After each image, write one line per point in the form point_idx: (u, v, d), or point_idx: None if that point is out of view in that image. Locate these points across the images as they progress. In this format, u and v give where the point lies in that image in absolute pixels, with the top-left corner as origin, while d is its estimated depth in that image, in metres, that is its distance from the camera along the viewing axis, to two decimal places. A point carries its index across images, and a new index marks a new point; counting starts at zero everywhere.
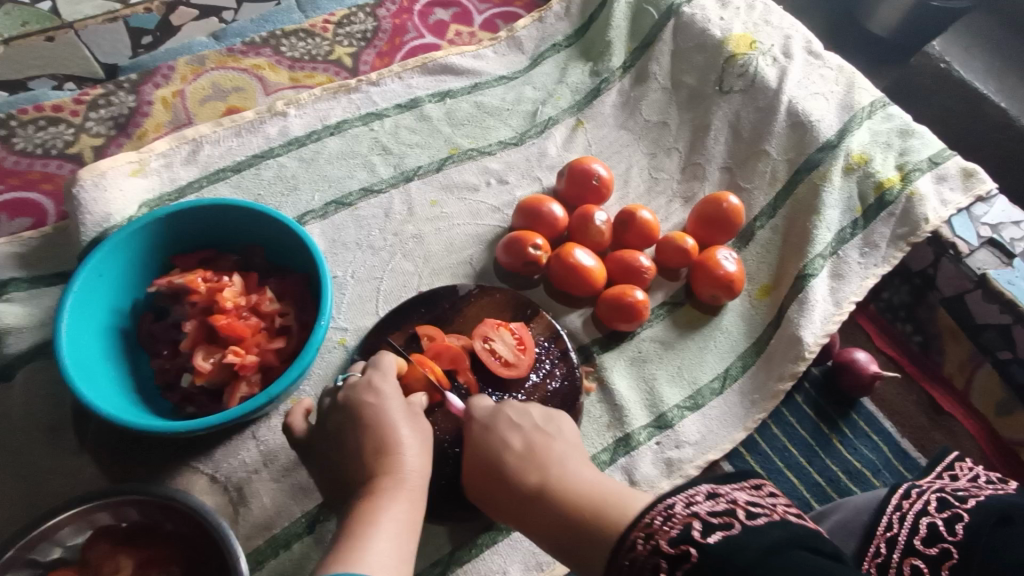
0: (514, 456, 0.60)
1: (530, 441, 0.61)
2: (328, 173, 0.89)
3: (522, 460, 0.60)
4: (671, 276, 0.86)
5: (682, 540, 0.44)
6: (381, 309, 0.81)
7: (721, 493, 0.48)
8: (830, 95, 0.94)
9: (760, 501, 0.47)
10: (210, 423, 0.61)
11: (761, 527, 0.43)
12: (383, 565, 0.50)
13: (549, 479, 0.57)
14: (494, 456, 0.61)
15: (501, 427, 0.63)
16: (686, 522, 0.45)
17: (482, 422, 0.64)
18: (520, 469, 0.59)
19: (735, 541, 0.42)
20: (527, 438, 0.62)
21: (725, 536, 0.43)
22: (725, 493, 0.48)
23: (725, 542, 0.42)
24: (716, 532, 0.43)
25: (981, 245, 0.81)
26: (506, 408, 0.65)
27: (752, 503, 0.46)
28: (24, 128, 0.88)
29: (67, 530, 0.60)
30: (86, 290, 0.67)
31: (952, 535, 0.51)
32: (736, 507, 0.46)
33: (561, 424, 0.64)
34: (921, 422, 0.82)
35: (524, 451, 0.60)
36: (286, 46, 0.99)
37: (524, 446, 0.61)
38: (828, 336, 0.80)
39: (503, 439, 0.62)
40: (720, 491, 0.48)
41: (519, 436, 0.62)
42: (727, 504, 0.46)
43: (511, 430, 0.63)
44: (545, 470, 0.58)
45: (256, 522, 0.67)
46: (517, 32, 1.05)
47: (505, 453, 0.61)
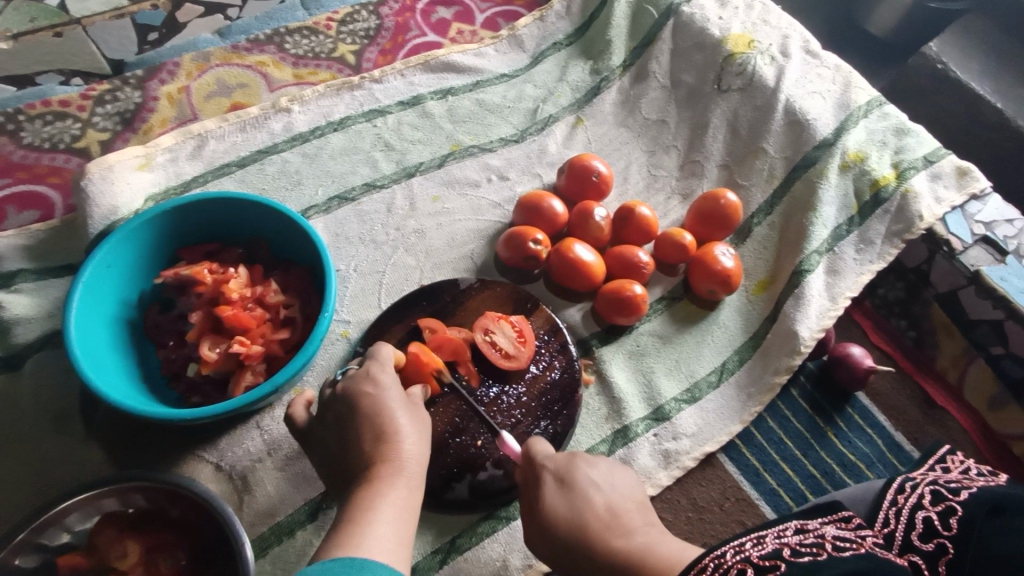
0: (597, 518, 0.56)
1: (611, 503, 0.57)
2: (332, 168, 0.90)
3: (605, 523, 0.55)
4: (669, 271, 0.87)
5: (770, 557, 0.47)
6: (383, 302, 0.82)
7: (809, 528, 0.50)
8: (827, 94, 0.95)
9: (847, 535, 0.49)
10: (215, 412, 0.62)
11: (849, 555, 0.45)
12: (383, 549, 0.51)
13: (636, 546, 0.53)
14: (573, 518, 0.56)
15: (581, 484, 0.58)
16: (776, 547, 0.48)
17: (560, 475, 0.59)
18: (602, 533, 0.55)
19: (825, 562, 0.45)
20: (609, 501, 0.57)
21: (813, 559, 0.45)
22: (813, 529, 0.50)
23: (813, 562, 0.45)
24: (804, 555, 0.46)
25: (974, 242, 0.83)
26: (581, 460, 0.60)
27: (840, 537, 0.49)
28: (31, 123, 0.90)
29: (75, 516, 0.61)
30: (94, 280, 0.68)
31: (946, 529, 0.52)
32: (823, 541, 0.48)
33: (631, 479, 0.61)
34: (915, 416, 0.83)
35: (606, 515, 0.56)
36: (290, 43, 1.01)
37: (605, 509, 0.56)
38: (823, 330, 0.81)
39: (585, 497, 0.57)
40: (809, 526, 0.50)
41: (600, 496, 0.57)
42: (814, 538, 0.49)
43: (592, 487, 0.58)
44: (630, 535, 0.54)
45: (260, 509, 0.68)
46: (518, 31, 1.06)
47: (586, 514, 0.56)
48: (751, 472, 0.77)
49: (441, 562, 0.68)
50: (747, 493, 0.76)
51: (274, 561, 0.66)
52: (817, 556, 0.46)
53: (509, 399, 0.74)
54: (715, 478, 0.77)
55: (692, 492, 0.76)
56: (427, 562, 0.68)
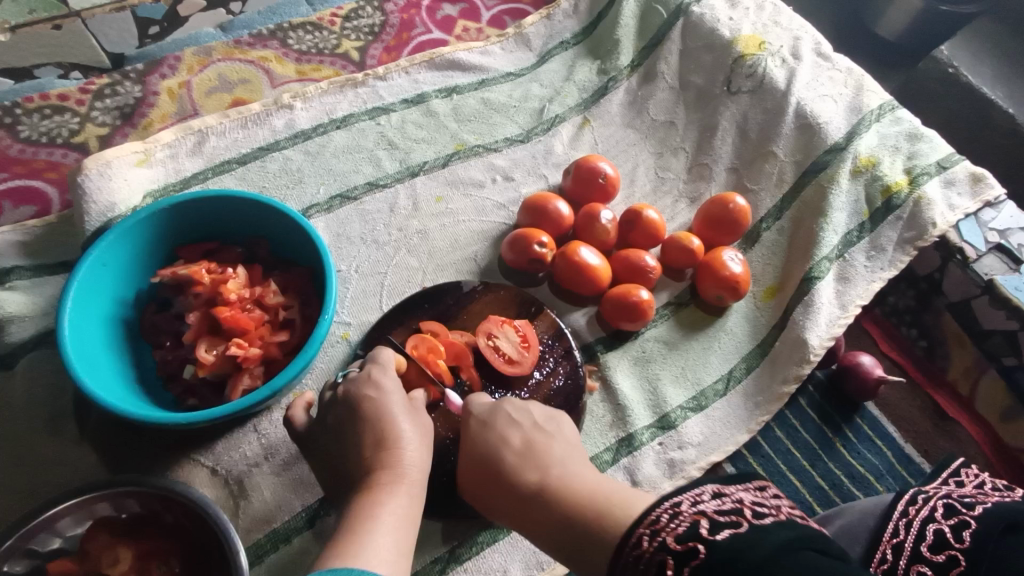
0: (514, 454, 0.59)
1: (530, 440, 0.60)
2: (334, 167, 0.89)
3: (522, 457, 0.58)
4: (675, 276, 0.85)
5: (689, 537, 0.43)
6: (385, 304, 0.81)
7: (725, 492, 0.47)
8: (839, 97, 0.93)
9: (763, 500, 0.46)
10: (211, 416, 0.60)
11: (773, 525, 0.42)
12: (382, 561, 0.49)
13: (549, 478, 0.55)
14: (493, 453, 0.60)
15: (501, 424, 0.62)
16: (693, 520, 0.44)
17: (481, 418, 0.63)
18: (518, 468, 0.57)
19: (746, 539, 0.41)
20: (527, 437, 0.60)
21: (733, 534, 0.42)
22: (730, 492, 0.47)
23: (735, 539, 0.42)
24: (723, 528, 0.43)
25: (989, 250, 0.81)
26: (504, 405, 0.64)
27: (758, 502, 0.45)
28: (29, 117, 0.88)
29: (66, 520, 0.60)
30: (90, 279, 0.66)
31: (958, 542, 0.51)
32: (741, 508, 0.45)
33: (562, 424, 0.63)
34: (924, 427, 0.81)
35: (523, 450, 0.59)
36: (293, 39, 0.99)
37: (522, 445, 0.59)
38: (833, 339, 0.80)
39: (502, 436, 0.61)
40: (726, 491, 0.47)
41: (518, 434, 0.61)
42: (731, 504, 0.45)
43: (510, 427, 0.61)
44: (544, 470, 0.56)
45: (256, 515, 0.67)
46: (525, 29, 1.04)
47: (505, 451, 0.59)
48: None
49: (441, 571, 0.67)
50: None
51: (270, 569, 0.64)
52: (739, 529, 0.42)
53: None
54: None
55: None
56: (425, 572, 0.67)
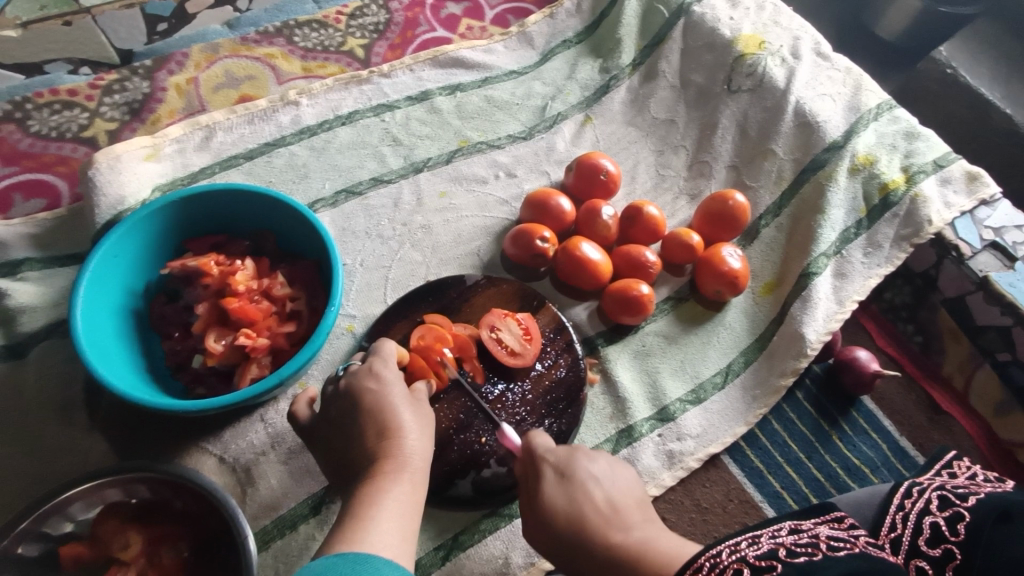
0: (595, 512, 0.55)
1: (611, 498, 0.56)
2: (339, 162, 0.90)
3: (604, 517, 0.55)
4: (675, 271, 0.87)
5: (766, 557, 0.46)
6: (389, 297, 0.82)
7: (802, 528, 0.50)
8: (837, 97, 0.94)
9: (841, 535, 0.49)
10: (220, 404, 0.62)
11: (844, 555, 0.45)
12: (386, 545, 0.51)
13: (635, 540, 0.52)
14: (572, 511, 0.56)
15: (580, 478, 0.58)
16: (772, 547, 0.47)
17: (559, 467, 0.59)
18: (601, 527, 0.54)
19: (821, 562, 0.44)
20: (609, 495, 0.57)
21: (810, 559, 0.45)
22: (808, 528, 0.50)
23: (810, 562, 0.45)
24: (800, 554, 0.46)
25: (983, 248, 0.82)
26: (581, 454, 0.59)
27: (834, 536, 0.48)
28: (39, 111, 0.89)
29: (78, 505, 0.61)
30: (101, 270, 0.68)
31: (954, 535, 0.52)
32: (817, 542, 0.47)
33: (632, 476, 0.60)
34: (919, 421, 0.83)
35: (606, 508, 0.55)
36: (299, 36, 1.00)
37: (605, 502, 0.56)
38: (830, 333, 0.81)
39: (584, 491, 0.57)
40: (803, 526, 0.50)
41: (599, 490, 0.57)
42: (808, 538, 0.48)
43: (590, 481, 0.57)
44: (629, 530, 0.53)
45: (263, 502, 0.68)
46: (528, 28, 1.05)
47: (586, 508, 0.55)
48: (755, 475, 0.77)
49: (443, 558, 0.68)
50: (751, 495, 0.76)
51: (276, 555, 0.66)
52: (814, 556, 0.45)
53: (514, 397, 0.74)
54: (719, 480, 0.77)
55: (696, 493, 0.76)
56: (429, 558, 0.68)
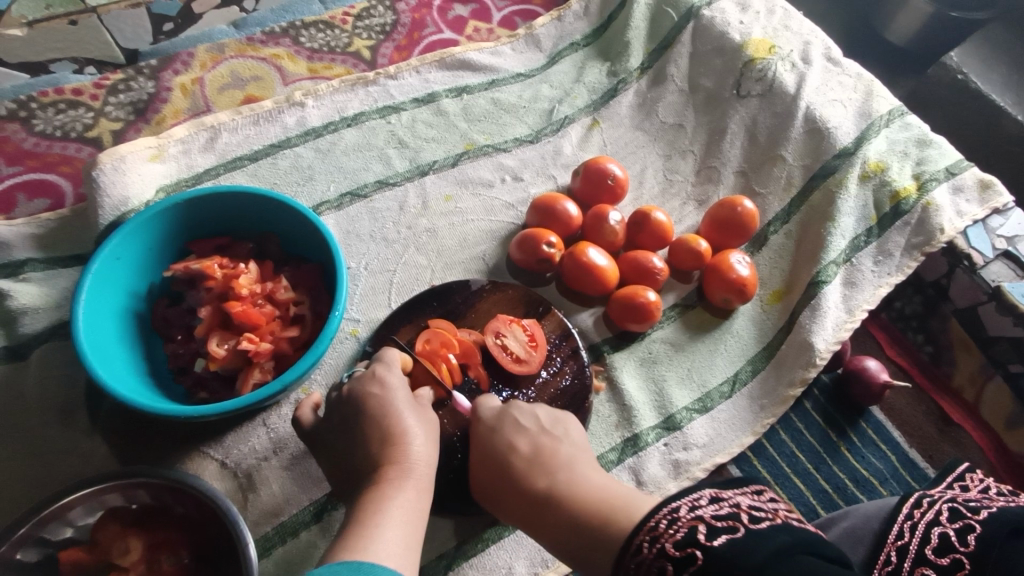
0: (521, 459, 0.60)
1: (537, 445, 0.61)
2: (344, 165, 0.89)
3: (529, 463, 0.59)
4: (683, 278, 0.86)
5: (686, 544, 0.44)
6: (393, 301, 0.81)
7: (723, 497, 0.48)
8: (848, 102, 0.93)
9: (763, 506, 0.47)
10: (222, 409, 0.61)
11: (767, 530, 0.43)
12: (390, 554, 0.50)
13: (557, 482, 0.57)
14: (501, 457, 0.61)
15: (508, 430, 0.62)
16: (692, 525, 0.45)
17: (489, 423, 0.64)
18: (527, 472, 0.59)
19: (741, 543, 0.42)
20: (535, 441, 0.61)
21: (729, 539, 0.43)
22: (728, 497, 0.48)
23: (729, 544, 0.43)
24: (720, 534, 0.44)
25: (996, 257, 0.81)
26: (512, 409, 0.64)
27: (755, 507, 0.46)
28: (44, 111, 0.89)
29: (78, 510, 0.61)
30: (104, 272, 0.67)
31: (963, 546, 0.51)
32: (738, 514, 0.45)
33: (569, 428, 0.64)
34: (929, 432, 0.82)
35: (530, 454, 0.60)
36: (305, 37, 1.00)
37: (530, 450, 0.60)
38: (839, 343, 0.80)
39: (512, 442, 0.61)
40: (723, 495, 0.48)
41: (525, 438, 0.61)
42: (728, 510, 0.46)
43: (517, 433, 0.62)
44: (552, 474, 0.58)
45: (264, 508, 0.67)
46: (535, 30, 1.05)
47: (512, 457, 0.60)
48: (762, 485, 0.76)
49: (446, 568, 0.67)
50: None
51: (277, 562, 0.65)
52: (734, 533, 0.43)
53: (519, 404, 0.73)
54: None
55: None
56: (431, 568, 0.67)
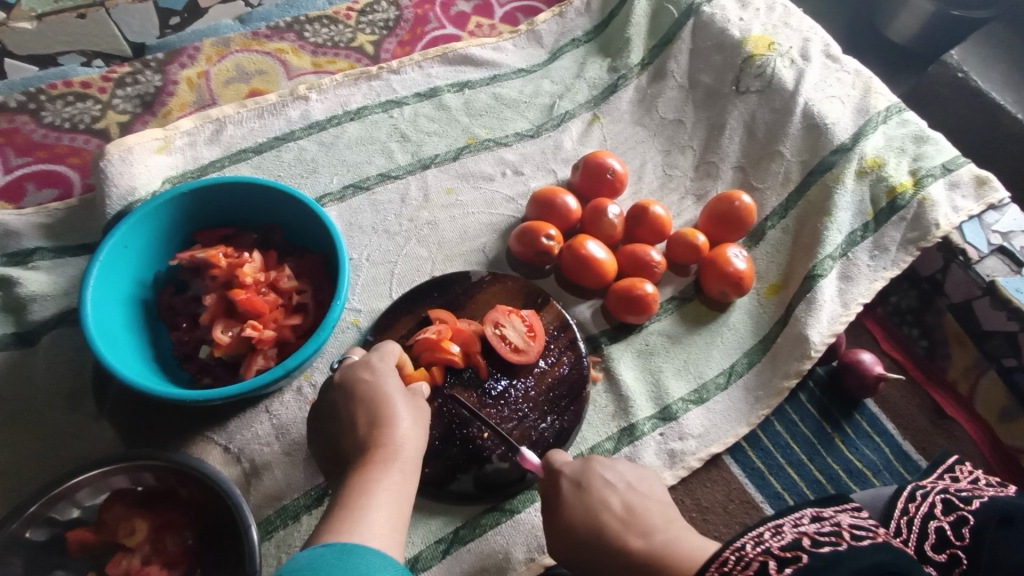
0: (615, 519, 0.56)
1: (629, 502, 0.57)
2: (347, 158, 0.91)
3: (624, 523, 0.55)
4: (680, 271, 0.87)
5: (791, 548, 0.45)
6: (394, 292, 0.83)
7: (824, 517, 0.49)
8: (846, 99, 0.94)
9: (863, 523, 0.48)
10: (227, 393, 0.62)
11: (869, 546, 0.43)
12: (375, 535, 0.51)
13: (656, 545, 0.53)
14: (592, 517, 0.57)
15: (597, 486, 0.59)
16: (797, 537, 0.46)
17: (574, 478, 0.60)
18: (621, 534, 0.55)
19: (847, 552, 0.43)
20: (626, 499, 0.57)
21: (835, 548, 0.43)
22: (830, 517, 0.49)
23: (836, 552, 0.43)
24: (825, 544, 0.44)
25: (991, 252, 0.82)
26: (597, 462, 0.61)
27: (855, 524, 0.47)
28: (53, 103, 0.90)
29: (85, 492, 0.62)
30: (111, 260, 0.69)
31: (959, 539, 0.53)
32: (840, 531, 0.46)
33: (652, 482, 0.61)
34: (923, 425, 0.82)
35: (624, 513, 0.56)
36: (309, 32, 1.01)
37: (623, 507, 0.57)
38: (834, 336, 0.81)
39: (601, 498, 0.58)
40: (824, 515, 0.50)
41: (617, 496, 0.58)
42: (831, 528, 0.47)
43: (607, 489, 0.58)
44: (649, 535, 0.54)
45: (267, 492, 0.69)
46: (537, 26, 1.06)
47: (604, 515, 0.56)
48: (756, 475, 0.77)
49: (444, 552, 0.68)
50: (751, 495, 0.76)
51: (279, 544, 0.66)
52: (839, 545, 0.44)
53: (517, 394, 0.74)
54: (720, 479, 0.77)
55: (697, 493, 0.76)
56: (429, 552, 0.68)
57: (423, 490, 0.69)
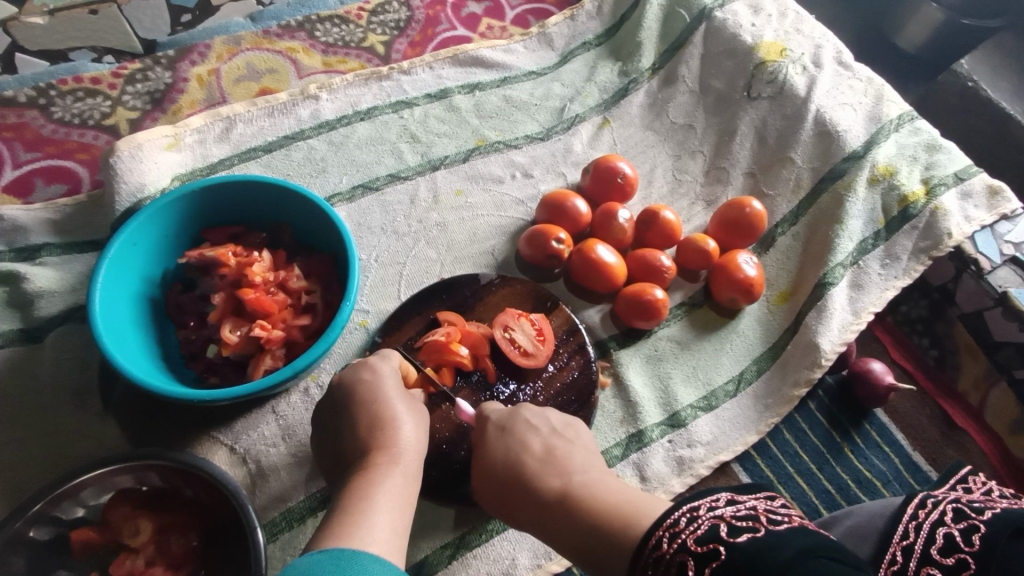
0: (534, 459, 0.59)
1: (550, 445, 0.60)
2: (357, 158, 0.90)
3: (543, 464, 0.58)
4: (690, 277, 0.86)
5: (707, 541, 0.44)
6: (403, 293, 0.82)
7: (740, 500, 0.48)
8: (858, 106, 0.94)
9: (778, 509, 0.47)
10: (236, 393, 0.62)
11: (788, 531, 0.43)
12: (376, 539, 0.50)
13: (570, 483, 0.55)
14: (512, 459, 0.60)
15: (520, 430, 0.62)
16: (713, 523, 0.45)
17: (499, 422, 0.63)
18: (537, 473, 0.58)
19: (766, 543, 0.42)
20: (548, 442, 0.61)
21: (752, 537, 0.43)
22: (745, 501, 0.48)
23: (754, 541, 0.43)
24: (743, 532, 0.44)
25: (1003, 262, 0.81)
26: (524, 411, 0.64)
27: (771, 509, 0.47)
28: (63, 98, 0.90)
29: (89, 491, 0.61)
30: (120, 257, 0.68)
31: (968, 545, 0.51)
32: (757, 516, 0.46)
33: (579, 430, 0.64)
34: (932, 436, 0.82)
35: (543, 454, 0.59)
36: (321, 31, 1.01)
37: (543, 449, 0.60)
38: (845, 344, 0.80)
39: (522, 441, 0.61)
40: (740, 499, 0.48)
41: (538, 439, 0.61)
42: (747, 512, 0.46)
43: (529, 431, 0.62)
44: (567, 474, 0.56)
45: (272, 494, 0.68)
46: (548, 29, 1.06)
47: (525, 456, 0.60)
48: (764, 484, 0.77)
49: (451, 557, 0.68)
50: None
51: (283, 547, 0.66)
52: (756, 532, 0.44)
53: (525, 398, 0.74)
54: (728, 487, 0.76)
55: None
56: (435, 557, 0.68)
57: (430, 494, 0.69)
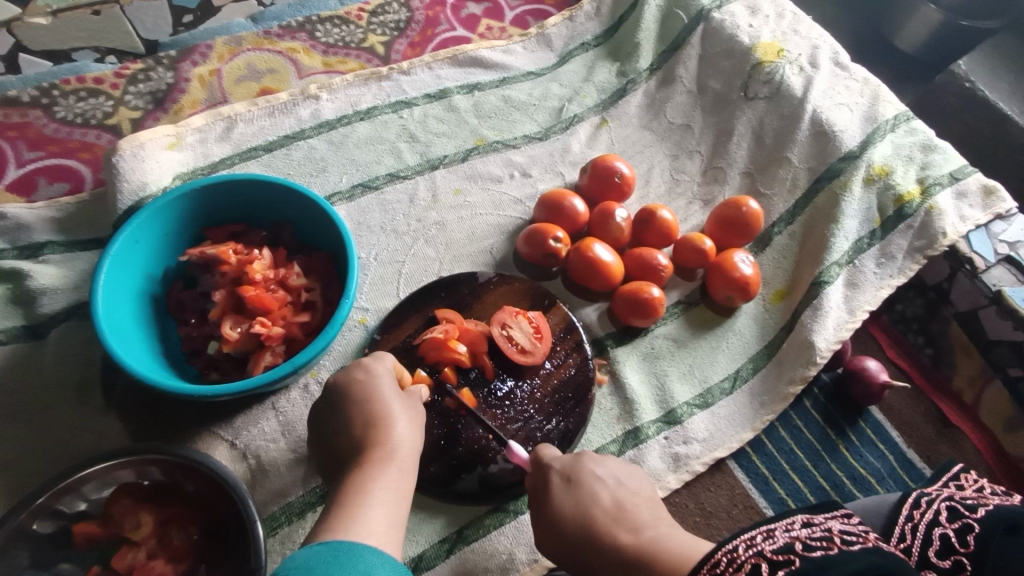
0: (603, 513, 0.57)
1: (619, 499, 0.58)
2: (357, 157, 0.91)
3: (612, 517, 0.56)
4: (687, 276, 0.87)
5: (783, 552, 0.45)
6: (402, 291, 0.83)
7: (815, 521, 0.48)
8: (855, 106, 0.94)
9: (853, 530, 0.48)
10: (234, 389, 0.62)
11: (860, 551, 0.44)
12: (373, 532, 0.51)
13: (643, 539, 0.53)
14: (580, 511, 0.57)
15: (587, 481, 0.59)
16: (788, 540, 0.46)
17: (564, 472, 0.61)
18: (608, 528, 0.55)
19: (838, 557, 0.43)
20: (616, 495, 0.58)
21: (826, 553, 0.44)
22: (820, 522, 0.48)
23: (827, 556, 0.43)
24: (817, 548, 0.44)
25: (998, 262, 0.82)
26: (589, 459, 0.61)
27: (846, 530, 0.47)
28: (66, 98, 0.91)
29: (91, 485, 0.62)
30: (122, 254, 0.69)
31: (963, 546, 0.52)
32: (831, 537, 0.46)
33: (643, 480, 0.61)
34: (928, 434, 0.82)
35: (613, 508, 0.57)
36: (321, 32, 1.02)
37: (612, 503, 0.57)
38: (840, 342, 0.81)
39: (591, 492, 0.58)
40: (815, 520, 0.49)
41: (606, 491, 0.59)
42: (822, 533, 0.47)
43: (596, 483, 0.59)
44: (638, 530, 0.54)
45: (272, 489, 0.69)
46: (547, 30, 1.06)
47: (594, 510, 0.57)
48: (760, 481, 0.77)
49: (448, 551, 0.69)
50: (754, 500, 0.76)
51: (283, 541, 0.67)
52: (829, 550, 0.44)
53: (522, 394, 0.75)
54: (723, 484, 0.77)
55: (700, 497, 0.76)
56: (433, 551, 0.68)
57: (428, 489, 0.69)
